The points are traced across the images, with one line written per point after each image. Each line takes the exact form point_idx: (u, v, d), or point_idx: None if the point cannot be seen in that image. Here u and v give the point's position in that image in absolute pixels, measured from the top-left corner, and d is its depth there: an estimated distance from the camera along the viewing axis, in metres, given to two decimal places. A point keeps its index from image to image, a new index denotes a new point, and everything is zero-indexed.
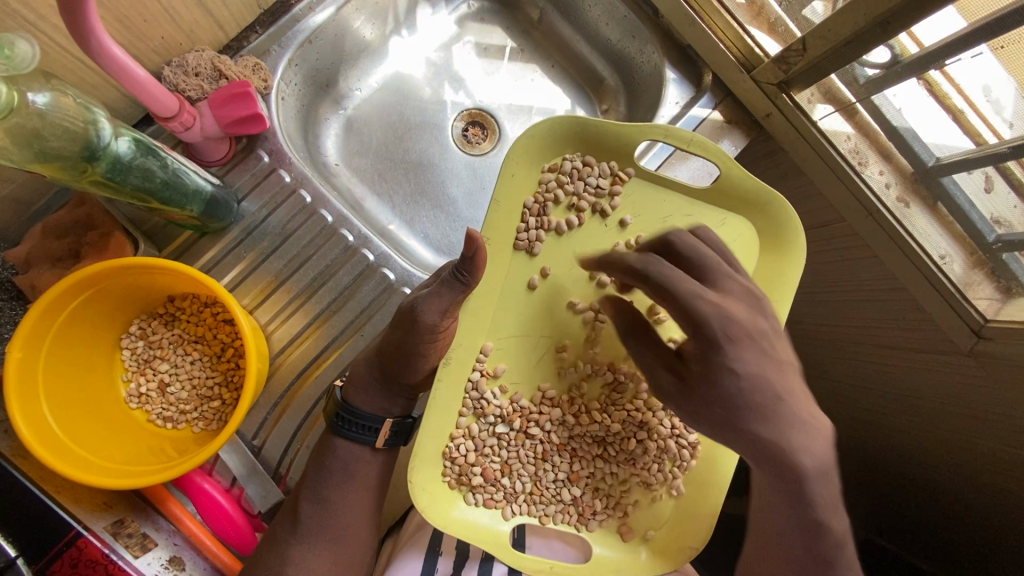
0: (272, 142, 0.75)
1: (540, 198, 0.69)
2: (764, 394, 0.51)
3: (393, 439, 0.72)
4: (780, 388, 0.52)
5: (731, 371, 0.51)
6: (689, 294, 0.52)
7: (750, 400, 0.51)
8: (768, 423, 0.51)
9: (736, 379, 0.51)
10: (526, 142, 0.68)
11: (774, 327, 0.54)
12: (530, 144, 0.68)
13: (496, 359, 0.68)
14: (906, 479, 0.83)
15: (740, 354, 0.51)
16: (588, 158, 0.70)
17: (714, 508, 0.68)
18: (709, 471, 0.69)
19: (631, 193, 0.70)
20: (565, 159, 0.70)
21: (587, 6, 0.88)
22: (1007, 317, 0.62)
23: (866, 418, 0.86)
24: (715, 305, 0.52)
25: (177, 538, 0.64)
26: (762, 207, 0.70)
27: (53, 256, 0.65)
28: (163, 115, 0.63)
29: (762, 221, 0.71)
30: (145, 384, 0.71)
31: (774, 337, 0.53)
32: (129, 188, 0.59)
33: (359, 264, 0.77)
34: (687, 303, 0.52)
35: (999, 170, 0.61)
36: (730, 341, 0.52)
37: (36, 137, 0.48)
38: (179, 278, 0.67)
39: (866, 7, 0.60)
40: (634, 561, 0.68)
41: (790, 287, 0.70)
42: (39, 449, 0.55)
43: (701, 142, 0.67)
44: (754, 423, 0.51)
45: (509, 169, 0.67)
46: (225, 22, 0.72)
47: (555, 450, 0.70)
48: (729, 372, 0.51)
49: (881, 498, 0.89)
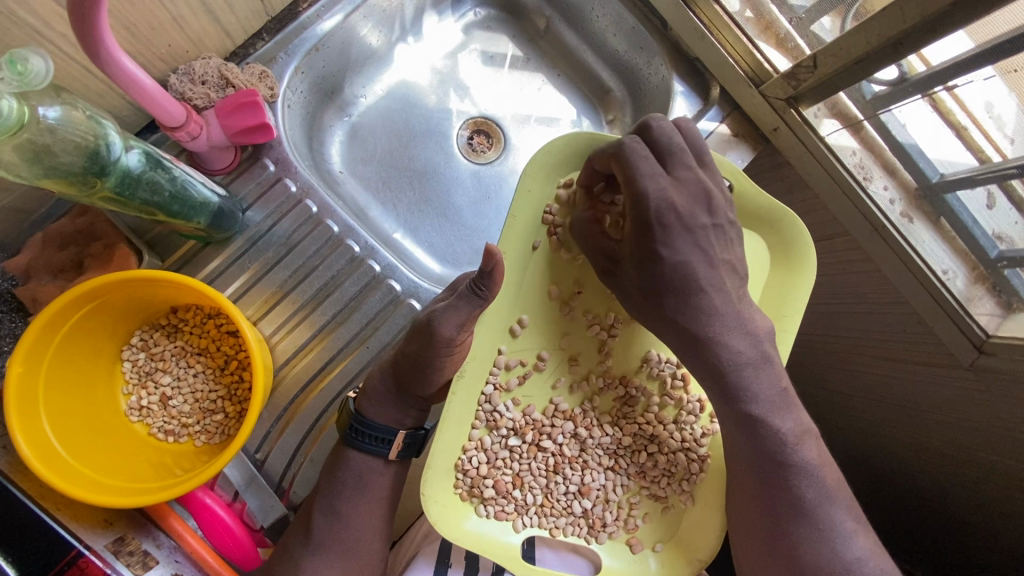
0: (277, 151, 0.74)
1: (552, 219, 0.67)
2: (686, 282, 0.59)
3: (406, 451, 0.72)
4: (701, 282, 0.59)
5: (657, 254, 0.59)
6: (644, 174, 0.57)
7: (672, 284, 0.59)
8: (686, 311, 0.60)
9: (663, 261, 0.59)
10: (542, 158, 0.66)
11: (715, 225, 0.60)
12: (546, 160, 0.66)
13: (509, 372, 0.67)
14: (902, 490, 0.83)
15: (667, 230, 0.58)
16: None
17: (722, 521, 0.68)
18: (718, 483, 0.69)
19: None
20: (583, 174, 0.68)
21: (595, 17, 0.88)
22: (1008, 333, 0.62)
23: (863, 427, 0.86)
24: (660, 188, 0.58)
25: (178, 555, 0.62)
26: (773, 224, 0.71)
27: (54, 267, 0.64)
28: (169, 125, 0.62)
29: (771, 237, 0.71)
30: (147, 397, 0.70)
31: (711, 235, 0.60)
32: (137, 202, 0.58)
33: (365, 275, 0.76)
34: (636, 182, 0.57)
35: (1003, 187, 0.61)
36: (662, 226, 0.58)
37: (46, 153, 0.48)
38: (183, 291, 0.65)
39: (878, 28, 0.60)
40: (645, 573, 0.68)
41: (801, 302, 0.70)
42: (41, 468, 0.54)
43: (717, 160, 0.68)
44: (670, 305, 0.60)
45: (525, 183, 0.66)
46: (232, 29, 0.71)
47: (567, 463, 0.69)
48: (656, 253, 0.59)
49: (876, 505, 0.89)
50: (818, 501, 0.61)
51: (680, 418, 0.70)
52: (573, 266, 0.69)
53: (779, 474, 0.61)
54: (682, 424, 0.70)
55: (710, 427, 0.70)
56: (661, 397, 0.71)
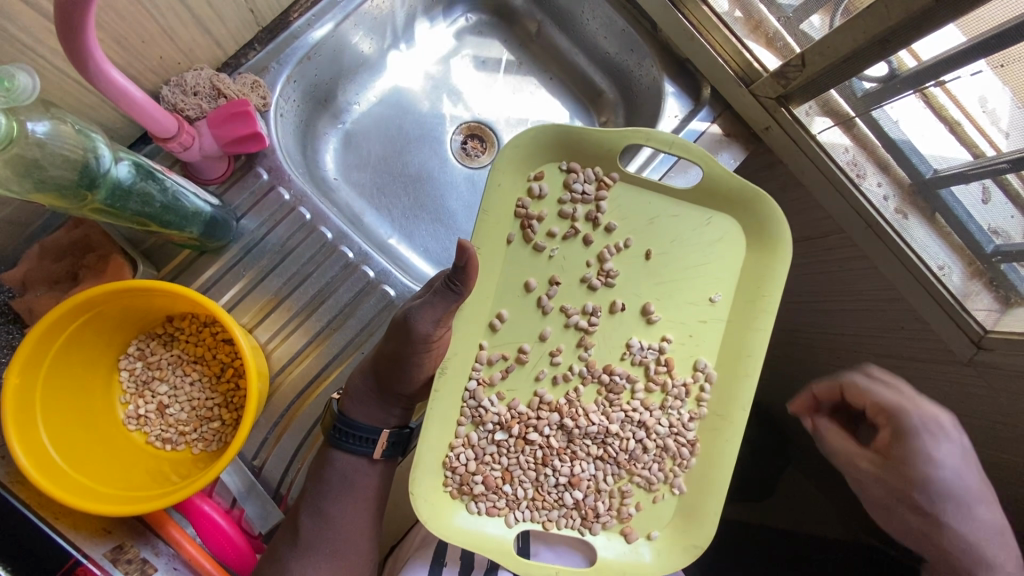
0: (271, 159, 0.74)
1: (523, 211, 0.68)
2: (956, 492, 0.60)
3: (391, 450, 0.73)
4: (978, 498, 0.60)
5: (935, 464, 0.60)
6: (892, 397, 0.63)
7: (948, 494, 0.60)
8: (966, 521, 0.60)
9: (940, 469, 0.60)
10: (510, 152, 0.68)
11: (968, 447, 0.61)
12: (517, 154, 0.68)
13: (492, 367, 0.68)
14: None
15: (934, 439, 0.61)
16: (573, 164, 0.70)
17: (715, 508, 0.69)
18: (710, 470, 0.70)
19: (617, 198, 0.70)
20: (551, 167, 0.70)
21: (586, 20, 0.89)
22: (1007, 328, 0.62)
23: None
24: (917, 407, 0.62)
25: (177, 562, 0.63)
26: (749, 203, 0.70)
27: (50, 278, 0.65)
28: (162, 136, 0.63)
29: (747, 217, 0.71)
30: (144, 406, 0.70)
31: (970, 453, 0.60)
32: (128, 213, 0.59)
33: (359, 280, 0.77)
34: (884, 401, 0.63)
35: (998, 181, 0.61)
36: (929, 435, 0.61)
37: (35, 167, 0.48)
38: (177, 299, 0.66)
39: (865, 25, 0.60)
40: (639, 563, 0.69)
41: (781, 283, 0.69)
42: (38, 477, 0.55)
43: (684, 144, 0.67)
44: (951, 516, 0.61)
45: (496, 179, 0.68)
46: (223, 40, 0.71)
47: (555, 454, 0.70)
48: (935, 463, 0.60)
49: None
50: None
51: (666, 404, 0.71)
52: (551, 258, 0.69)
53: None
54: (668, 411, 0.71)
55: (697, 411, 0.71)
56: (646, 385, 0.71)
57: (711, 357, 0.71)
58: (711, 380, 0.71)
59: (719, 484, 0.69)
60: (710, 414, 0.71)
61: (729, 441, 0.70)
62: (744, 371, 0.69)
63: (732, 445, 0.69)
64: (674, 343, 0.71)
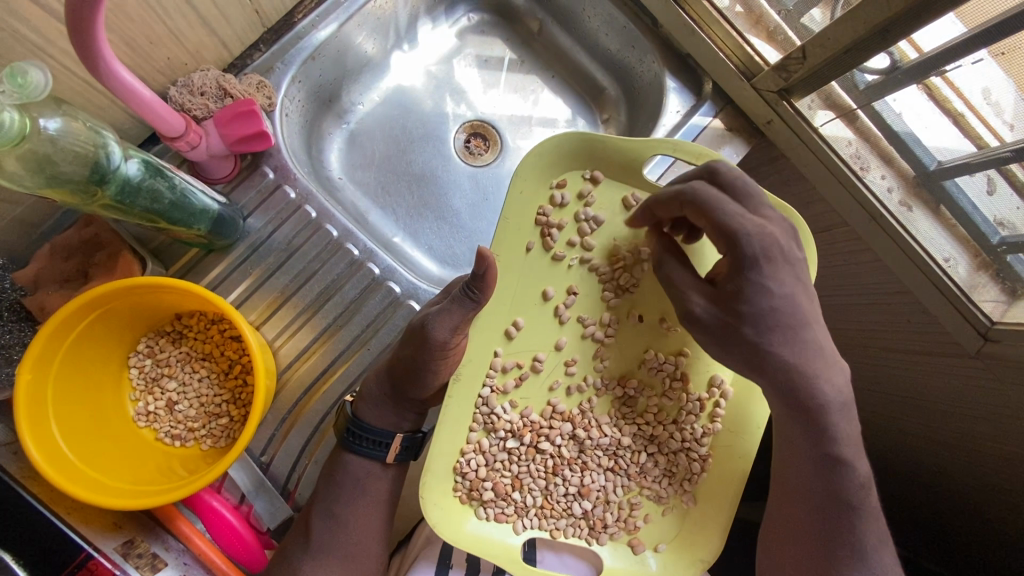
0: (276, 158, 0.75)
1: (545, 219, 0.68)
2: (793, 316, 0.58)
3: (403, 454, 0.74)
4: (808, 313, 0.58)
5: (765, 288, 0.57)
6: (734, 215, 0.55)
7: (779, 319, 0.58)
8: (791, 344, 0.58)
9: (770, 297, 0.57)
10: (535, 159, 0.67)
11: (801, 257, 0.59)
12: (539, 161, 0.67)
13: (506, 375, 0.68)
14: (923, 485, 0.82)
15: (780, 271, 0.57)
16: (596, 174, 0.69)
17: (724, 521, 0.69)
18: (721, 485, 0.70)
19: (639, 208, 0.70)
20: (574, 175, 0.69)
21: (587, 17, 0.89)
22: (1013, 319, 0.62)
23: (880, 423, 0.86)
24: (757, 228, 0.55)
25: (186, 557, 0.63)
26: None
27: (61, 276, 0.66)
28: (170, 135, 0.64)
29: None
30: (153, 403, 0.71)
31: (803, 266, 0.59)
32: (138, 209, 0.60)
33: (365, 277, 0.77)
34: (728, 220, 0.55)
35: (1001, 172, 0.61)
36: (767, 260, 0.56)
37: (47, 162, 0.49)
38: (187, 296, 0.66)
39: (865, 16, 0.60)
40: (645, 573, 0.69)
41: None
42: (50, 472, 0.56)
43: (709, 155, 0.67)
44: (777, 342, 0.58)
45: (519, 186, 0.67)
46: (229, 41, 0.72)
47: (566, 464, 0.70)
48: (766, 292, 0.57)
49: (900, 497, 0.88)
50: (876, 542, 0.62)
51: (680, 418, 0.71)
52: (569, 268, 0.70)
53: (845, 516, 0.62)
54: (682, 424, 0.71)
55: (710, 427, 0.70)
56: (659, 398, 0.71)
57: (728, 374, 0.71)
58: (726, 396, 0.71)
59: (726, 499, 0.70)
60: (723, 430, 0.71)
61: (743, 455, 0.70)
62: (755, 386, 0.69)
63: (744, 463, 0.70)
64: (689, 357, 0.71)
